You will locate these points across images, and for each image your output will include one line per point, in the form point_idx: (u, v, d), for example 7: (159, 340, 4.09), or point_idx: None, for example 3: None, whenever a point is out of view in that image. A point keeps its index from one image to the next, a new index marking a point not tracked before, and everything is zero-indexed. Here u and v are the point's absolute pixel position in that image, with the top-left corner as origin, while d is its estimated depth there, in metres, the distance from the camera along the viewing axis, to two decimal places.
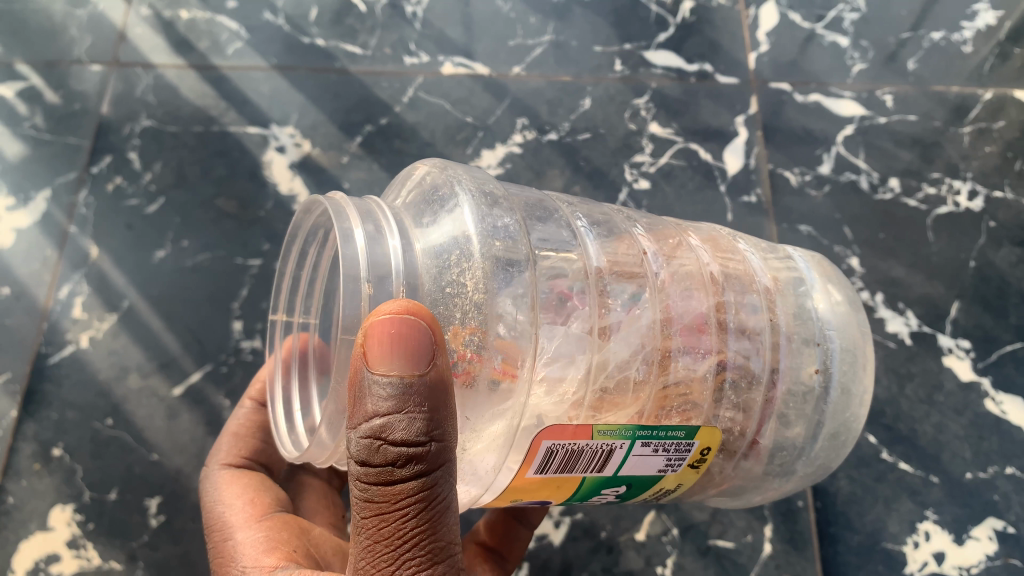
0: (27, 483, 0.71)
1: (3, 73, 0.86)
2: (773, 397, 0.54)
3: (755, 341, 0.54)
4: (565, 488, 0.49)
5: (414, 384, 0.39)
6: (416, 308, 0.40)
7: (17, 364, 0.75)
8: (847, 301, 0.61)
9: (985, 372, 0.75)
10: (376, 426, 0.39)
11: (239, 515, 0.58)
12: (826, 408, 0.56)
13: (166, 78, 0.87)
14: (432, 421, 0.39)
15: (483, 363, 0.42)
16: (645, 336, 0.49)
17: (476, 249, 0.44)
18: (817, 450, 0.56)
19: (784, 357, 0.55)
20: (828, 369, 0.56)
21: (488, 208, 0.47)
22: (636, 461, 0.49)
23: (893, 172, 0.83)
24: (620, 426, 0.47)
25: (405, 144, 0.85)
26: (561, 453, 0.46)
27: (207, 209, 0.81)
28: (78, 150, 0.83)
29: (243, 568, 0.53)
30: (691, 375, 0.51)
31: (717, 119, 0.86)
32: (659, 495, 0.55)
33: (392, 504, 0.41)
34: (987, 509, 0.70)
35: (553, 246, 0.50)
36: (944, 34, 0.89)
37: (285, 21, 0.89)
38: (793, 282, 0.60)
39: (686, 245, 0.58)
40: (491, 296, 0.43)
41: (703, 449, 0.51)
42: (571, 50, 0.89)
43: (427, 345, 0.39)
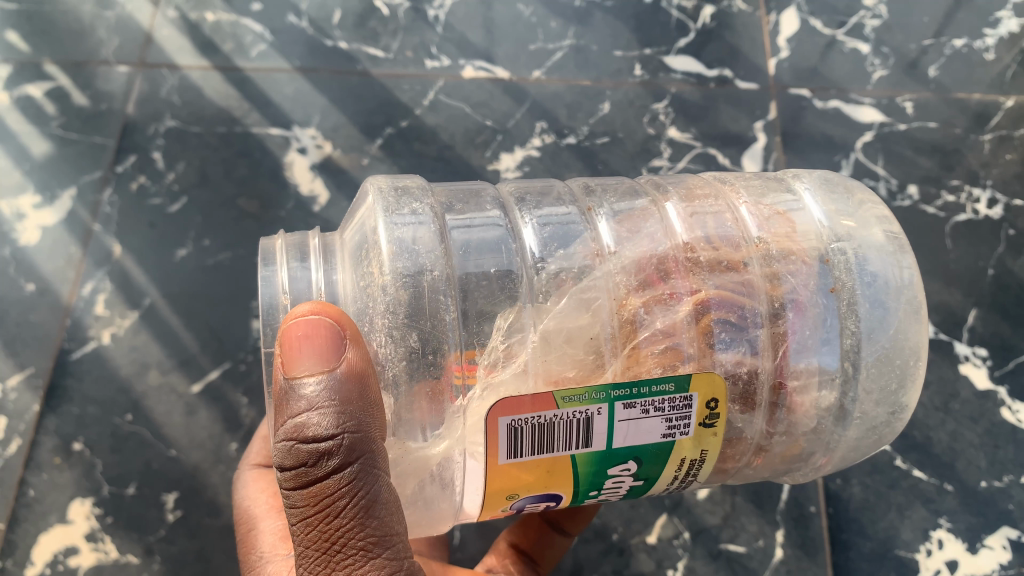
0: (48, 477, 0.72)
1: (32, 73, 0.88)
2: (786, 330, 0.48)
3: (743, 278, 0.49)
4: (560, 475, 0.46)
5: (325, 379, 0.42)
6: (328, 308, 0.44)
7: (40, 359, 0.77)
8: (857, 205, 0.54)
9: (1001, 381, 0.75)
10: (291, 427, 0.42)
11: (261, 506, 0.60)
12: (858, 329, 0.48)
13: (191, 79, 0.88)
14: (343, 412, 0.42)
15: (397, 337, 0.44)
16: (601, 303, 0.48)
17: (382, 233, 0.46)
18: (865, 381, 0.49)
19: (789, 286, 0.49)
20: (845, 285, 0.49)
21: (398, 200, 0.49)
22: (628, 428, 0.45)
23: (912, 178, 0.83)
24: (589, 390, 0.44)
25: (425, 146, 0.85)
26: (529, 430, 0.44)
27: (229, 209, 0.83)
28: (104, 149, 0.85)
29: (262, 554, 0.56)
30: (666, 323, 0.47)
31: (736, 125, 0.86)
32: (690, 479, 0.49)
33: (315, 506, 0.43)
34: (1001, 518, 0.70)
35: (480, 221, 0.51)
36: (966, 41, 0.89)
37: (309, 24, 0.90)
38: (788, 207, 0.54)
39: (654, 204, 0.55)
40: (399, 272, 0.45)
41: (711, 402, 0.45)
42: (591, 55, 0.90)
43: (337, 339, 0.43)
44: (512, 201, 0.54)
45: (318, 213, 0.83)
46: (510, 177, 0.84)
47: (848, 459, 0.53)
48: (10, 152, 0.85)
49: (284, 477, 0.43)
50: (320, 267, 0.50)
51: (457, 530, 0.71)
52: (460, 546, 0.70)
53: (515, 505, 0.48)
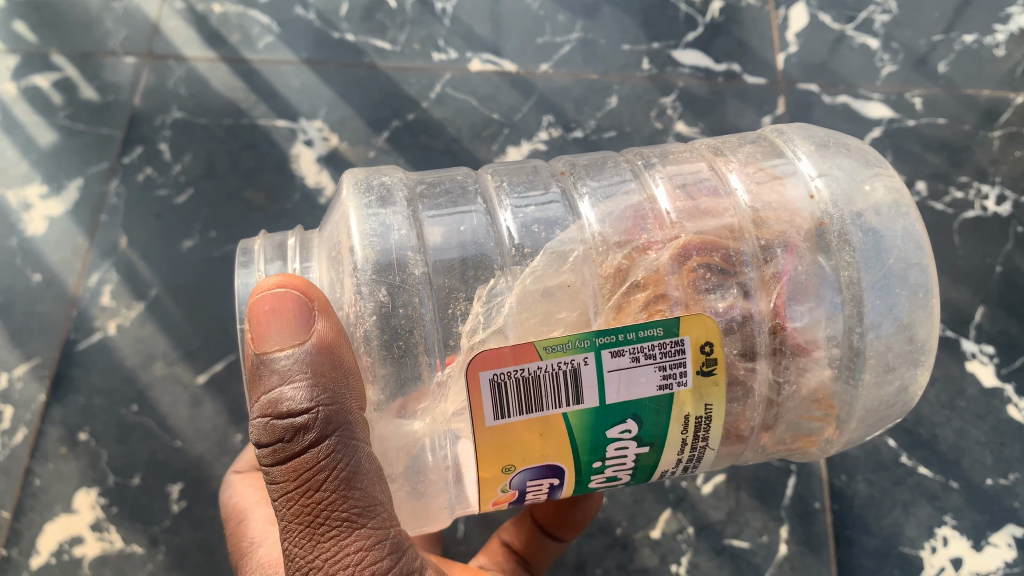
0: (54, 467, 0.73)
1: (39, 64, 0.88)
2: (780, 274, 0.47)
3: (727, 222, 0.48)
4: (556, 442, 0.43)
5: (295, 353, 0.42)
6: (294, 281, 0.44)
7: (47, 350, 0.77)
8: (841, 148, 0.53)
9: (1008, 378, 0.74)
10: (266, 402, 0.41)
11: (251, 498, 0.61)
12: (853, 261, 0.46)
13: (197, 70, 0.88)
14: (316, 384, 0.41)
15: (366, 292, 0.44)
16: (579, 255, 0.47)
17: (352, 205, 0.48)
18: (874, 314, 0.46)
19: (774, 228, 0.48)
20: (833, 221, 0.48)
21: (369, 180, 0.51)
22: (619, 379, 0.42)
23: (920, 175, 0.82)
24: (572, 339, 0.42)
25: (432, 139, 0.85)
26: (514, 386, 0.42)
27: (235, 201, 0.83)
28: (111, 140, 0.85)
29: (253, 540, 0.57)
30: (649, 272, 0.46)
31: (743, 120, 0.85)
32: (701, 447, 0.46)
33: (295, 482, 0.42)
34: (1006, 516, 0.70)
35: (452, 193, 0.51)
36: (976, 37, 0.88)
37: (316, 16, 0.90)
38: (773, 158, 0.53)
39: (639, 166, 0.54)
40: (365, 233, 0.46)
41: (704, 346, 0.43)
42: (598, 49, 0.89)
43: (304, 311, 0.43)
44: (489, 174, 0.55)
45: (324, 205, 0.83)
46: None
47: (875, 416, 0.50)
48: (17, 143, 0.85)
49: (261, 454, 0.42)
50: (294, 259, 0.51)
51: (461, 522, 0.71)
52: (464, 539, 0.71)
53: (514, 482, 0.45)
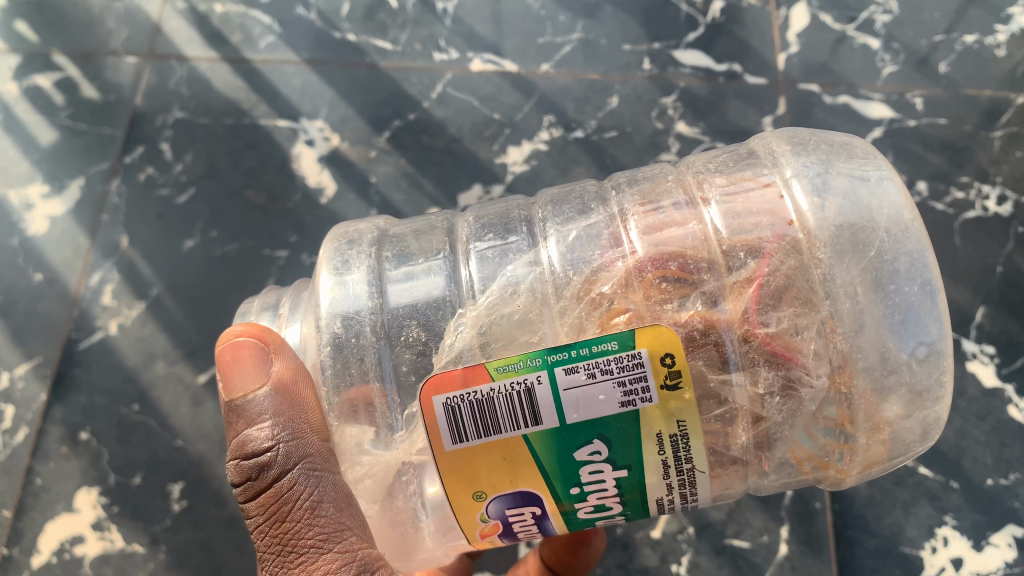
0: (56, 465, 0.73)
1: (41, 63, 0.88)
2: (749, 278, 0.42)
3: (691, 234, 0.45)
4: (525, 466, 0.41)
5: (255, 396, 0.45)
6: (255, 328, 0.47)
7: (48, 349, 0.77)
8: (818, 143, 0.48)
9: (1009, 379, 0.74)
10: (235, 446, 0.45)
11: None
12: (826, 258, 0.41)
13: (199, 70, 0.88)
14: (275, 423, 0.44)
15: (323, 326, 0.46)
16: (531, 282, 0.46)
17: (325, 249, 0.51)
18: (857, 312, 0.40)
19: (737, 234, 0.43)
20: (804, 216, 0.43)
21: (350, 229, 0.53)
22: (576, 397, 0.39)
23: (921, 175, 0.83)
24: (523, 357, 0.40)
25: (433, 139, 0.86)
26: (469, 411, 0.40)
27: (236, 200, 0.83)
28: (112, 140, 0.85)
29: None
30: (608, 288, 0.43)
31: (745, 120, 0.85)
32: (688, 471, 0.41)
33: (267, 515, 0.45)
34: (1007, 516, 0.70)
35: (424, 234, 0.52)
36: (977, 37, 0.88)
37: (317, 16, 0.90)
38: (748, 160, 0.48)
39: (607, 190, 0.52)
40: (325, 274, 0.48)
41: (663, 358, 0.39)
42: (600, 48, 0.89)
43: (261, 356, 0.46)
44: (465, 216, 0.55)
45: (325, 204, 0.83)
46: (517, 170, 0.84)
47: (889, 432, 0.42)
48: (19, 143, 0.85)
49: (238, 493, 0.46)
50: (283, 304, 0.53)
51: None
52: None
53: (492, 512, 0.43)
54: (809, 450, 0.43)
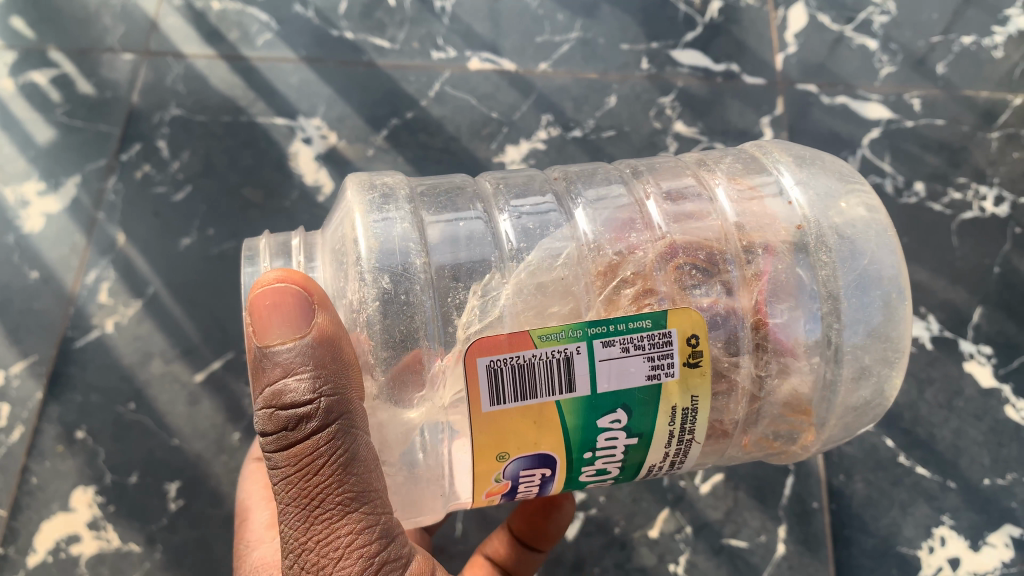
0: (51, 464, 0.73)
1: (37, 60, 0.88)
2: (760, 273, 0.47)
3: (714, 227, 0.49)
4: (550, 429, 0.43)
5: (296, 346, 0.42)
6: (293, 276, 0.44)
7: (44, 347, 0.77)
8: (818, 160, 0.53)
9: (1006, 379, 0.74)
10: (270, 394, 0.42)
11: (257, 496, 0.61)
12: (829, 258, 0.47)
13: (196, 67, 0.88)
14: (319, 376, 0.41)
15: (369, 279, 0.44)
16: (570, 254, 0.47)
17: (356, 199, 0.48)
18: (851, 312, 0.46)
19: (755, 232, 0.48)
20: (809, 221, 0.48)
21: (373, 180, 0.51)
22: (610, 369, 0.42)
23: (919, 175, 0.83)
24: (566, 327, 0.42)
25: (431, 138, 0.85)
26: (509, 375, 0.42)
27: (233, 198, 0.82)
28: (109, 138, 0.85)
29: (248, 543, 0.57)
30: (637, 269, 0.46)
31: (743, 120, 0.85)
32: (686, 442, 0.46)
33: (296, 467, 0.42)
34: (1004, 516, 0.70)
35: (452, 197, 0.51)
36: (975, 38, 0.88)
37: (315, 14, 0.90)
38: (758, 165, 0.53)
39: (621, 174, 0.55)
40: (365, 227, 0.46)
41: (690, 339, 0.43)
42: (598, 48, 0.89)
43: (304, 307, 0.43)
44: (488, 183, 0.54)
45: (323, 203, 0.82)
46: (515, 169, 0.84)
47: (850, 417, 0.50)
48: (15, 139, 0.85)
49: (264, 441, 0.43)
50: (298, 255, 0.51)
51: (459, 523, 0.71)
52: (461, 539, 0.70)
53: (508, 472, 0.44)
54: (781, 430, 0.49)
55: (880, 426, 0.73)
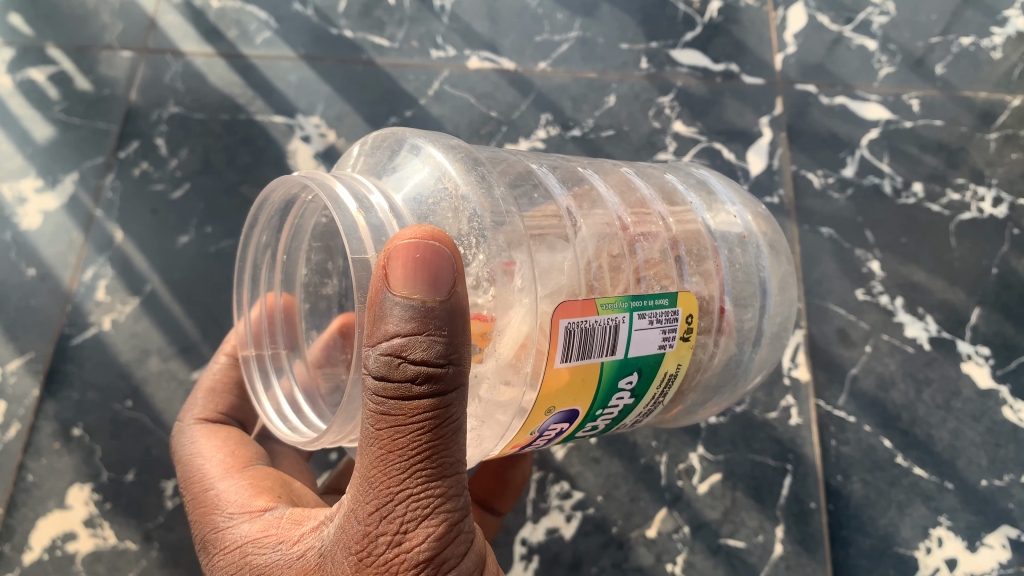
0: (47, 462, 0.72)
1: (36, 57, 0.88)
2: (720, 265, 0.57)
3: (690, 225, 0.58)
4: (586, 388, 0.45)
5: (435, 308, 0.37)
6: (437, 233, 0.39)
7: (41, 344, 0.77)
8: (747, 204, 0.69)
9: (1003, 380, 0.74)
10: (397, 347, 0.37)
11: (218, 467, 0.55)
12: (762, 261, 0.60)
13: (195, 65, 0.88)
14: (453, 343, 0.38)
15: (490, 239, 0.43)
16: (608, 233, 0.52)
17: (447, 158, 0.48)
18: (772, 306, 0.60)
19: (718, 237, 0.59)
20: (751, 236, 0.62)
21: (447, 142, 0.50)
22: (640, 338, 0.46)
23: (917, 176, 0.83)
24: (617, 299, 0.45)
25: None
26: (577, 339, 0.43)
27: (232, 196, 0.82)
28: (107, 135, 0.85)
29: (231, 515, 0.51)
30: (655, 257, 0.53)
31: (742, 120, 0.85)
32: (660, 401, 0.51)
33: (402, 426, 0.39)
34: (1001, 517, 0.70)
35: (509, 171, 0.53)
36: (973, 39, 0.88)
37: (314, 12, 0.90)
38: (707, 194, 0.67)
39: (604, 172, 0.62)
40: (475, 192, 0.45)
41: (688, 317, 0.49)
42: (597, 47, 0.89)
43: (449, 271, 0.38)
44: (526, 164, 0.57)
45: None
46: None
47: (745, 387, 0.63)
48: (14, 136, 0.85)
49: (375, 393, 0.39)
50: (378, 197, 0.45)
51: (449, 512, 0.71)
52: None
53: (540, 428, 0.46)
54: (699, 398, 0.60)
55: (878, 426, 0.73)
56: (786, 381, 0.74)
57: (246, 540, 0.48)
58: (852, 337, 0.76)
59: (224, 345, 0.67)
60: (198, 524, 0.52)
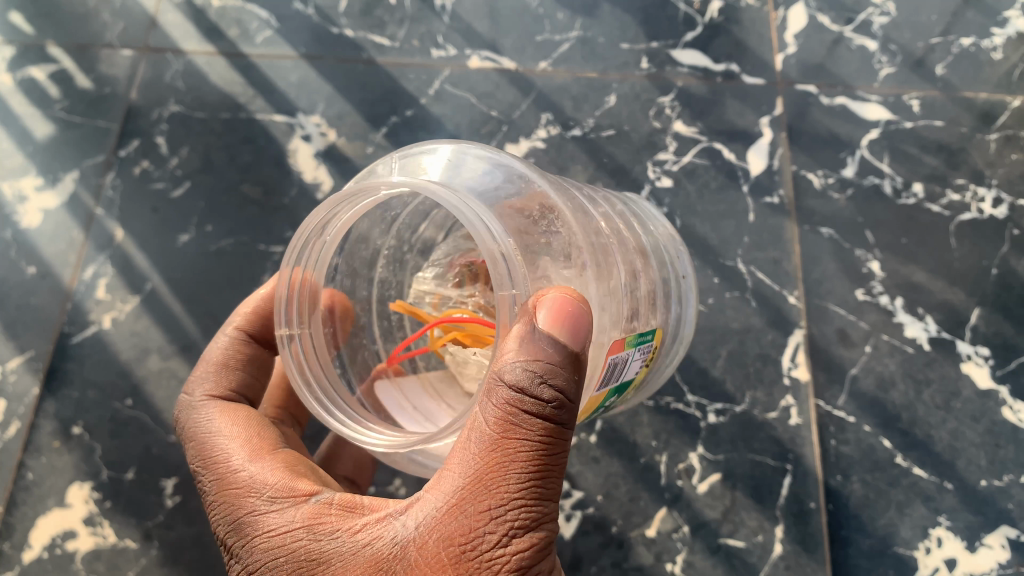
0: (47, 460, 0.72)
1: (37, 56, 0.88)
2: (671, 283, 0.65)
3: (653, 248, 0.66)
4: (588, 408, 0.51)
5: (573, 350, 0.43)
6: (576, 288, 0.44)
7: (41, 342, 0.77)
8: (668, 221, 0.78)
9: (1003, 380, 0.74)
10: (537, 377, 0.42)
11: (245, 447, 0.53)
12: (691, 273, 0.71)
13: (196, 64, 0.88)
14: (576, 380, 0.44)
15: (592, 275, 0.47)
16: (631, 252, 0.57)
17: (539, 185, 0.49)
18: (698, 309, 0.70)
19: (666, 257, 0.67)
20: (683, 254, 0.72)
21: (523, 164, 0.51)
22: (630, 366, 0.53)
23: (917, 177, 0.83)
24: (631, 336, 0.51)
25: (430, 136, 0.85)
26: (606, 370, 0.49)
27: (232, 194, 0.82)
28: (107, 133, 0.85)
29: (272, 498, 0.50)
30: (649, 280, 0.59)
31: (742, 120, 0.85)
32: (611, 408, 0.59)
33: (520, 445, 0.43)
34: (1000, 518, 0.70)
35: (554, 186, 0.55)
36: (974, 40, 0.88)
37: (315, 11, 0.90)
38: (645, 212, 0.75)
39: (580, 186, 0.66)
40: (574, 227, 0.48)
41: (656, 347, 0.56)
42: (597, 47, 0.89)
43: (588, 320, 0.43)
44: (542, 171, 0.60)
45: (321, 200, 0.82)
46: None
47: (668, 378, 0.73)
48: (15, 135, 0.85)
49: (505, 411, 0.43)
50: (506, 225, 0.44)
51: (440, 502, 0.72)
52: None
53: None
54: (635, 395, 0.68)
55: (877, 426, 0.73)
56: (786, 381, 0.74)
57: (297, 525, 0.48)
58: (851, 337, 0.76)
59: (231, 318, 0.63)
60: (229, 507, 0.51)
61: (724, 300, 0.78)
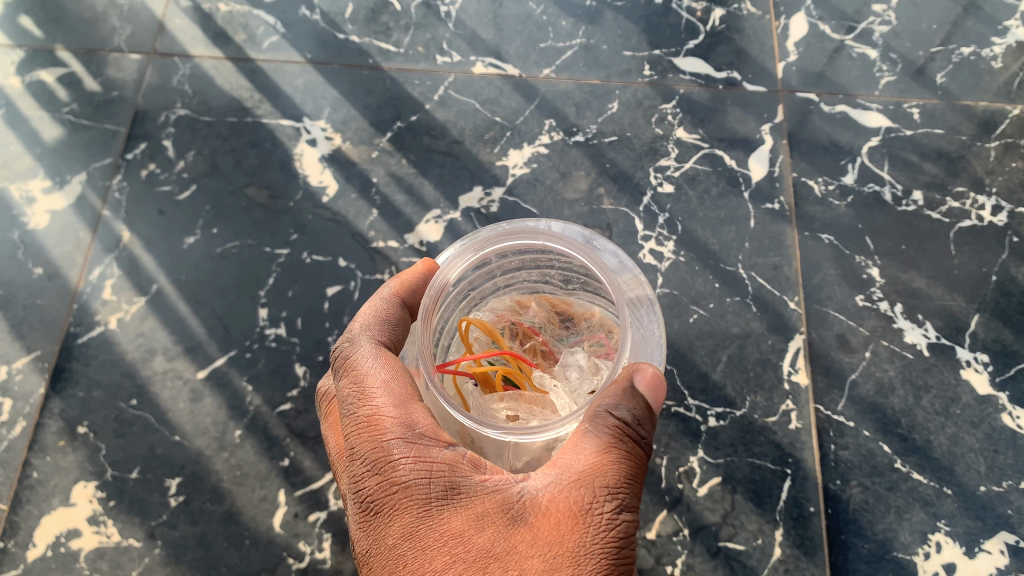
0: (52, 459, 0.73)
1: (45, 59, 0.89)
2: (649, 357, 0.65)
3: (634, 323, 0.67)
4: None
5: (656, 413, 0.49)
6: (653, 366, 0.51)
7: (47, 342, 0.77)
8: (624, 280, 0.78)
9: (1002, 386, 0.75)
10: (643, 414, 0.48)
11: (401, 388, 0.48)
12: None
13: (202, 68, 0.89)
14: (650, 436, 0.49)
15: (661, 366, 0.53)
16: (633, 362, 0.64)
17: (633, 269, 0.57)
18: None
19: None
20: None
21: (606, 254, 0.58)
22: None
23: (917, 184, 0.83)
24: None
25: (434, 140, 0.86)
26: None
27: (238, 198, 0.83)
28: (115, 136, 0.86)
29: (426, 436, 0.46)
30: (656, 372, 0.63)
31: (744, 127, 0.86)
32: None
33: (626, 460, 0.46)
34: (999, 523, 0.70)
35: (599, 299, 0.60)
36: (974, 49, 0.89)
37: (321, 17, 0.91)
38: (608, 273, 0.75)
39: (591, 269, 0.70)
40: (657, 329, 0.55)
41: None
42: (600, 54, 0.90)
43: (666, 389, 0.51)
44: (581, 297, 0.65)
45: (326, 203, 0.82)
46: (518, 173, 0.84)
47: None
48: (22, 136, 0.86)
49: (618, 427, 0.47)
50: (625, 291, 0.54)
51: None
52: None
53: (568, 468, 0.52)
54: None
55: (876, 431, 0.74)
56: (786, 385, 0.75)
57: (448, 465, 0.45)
58: (851, 343, 0.77)
59: (394, 283, 0.55)
60: (377, 434, 0.46)
61: (725, 304, 0.78)
